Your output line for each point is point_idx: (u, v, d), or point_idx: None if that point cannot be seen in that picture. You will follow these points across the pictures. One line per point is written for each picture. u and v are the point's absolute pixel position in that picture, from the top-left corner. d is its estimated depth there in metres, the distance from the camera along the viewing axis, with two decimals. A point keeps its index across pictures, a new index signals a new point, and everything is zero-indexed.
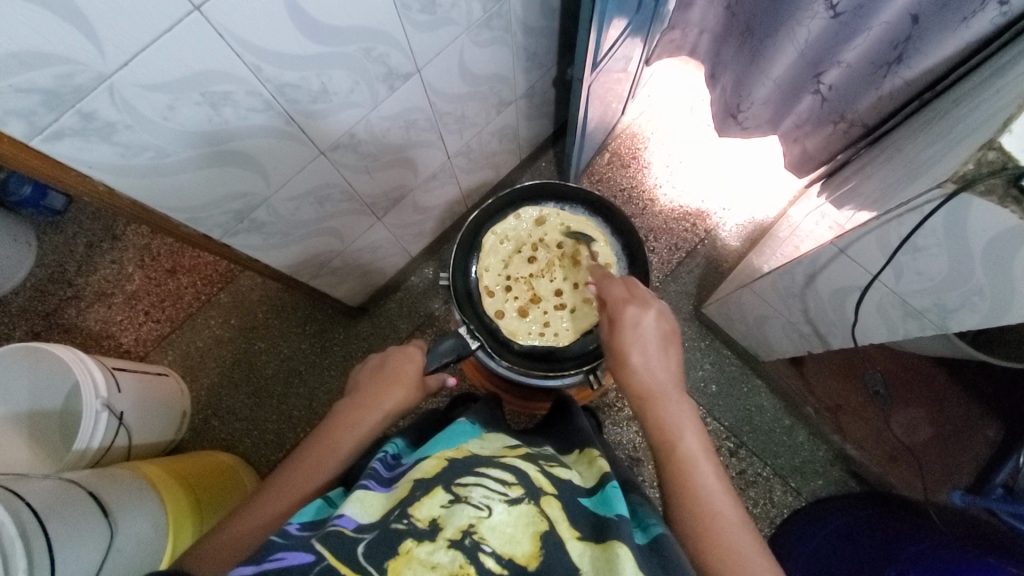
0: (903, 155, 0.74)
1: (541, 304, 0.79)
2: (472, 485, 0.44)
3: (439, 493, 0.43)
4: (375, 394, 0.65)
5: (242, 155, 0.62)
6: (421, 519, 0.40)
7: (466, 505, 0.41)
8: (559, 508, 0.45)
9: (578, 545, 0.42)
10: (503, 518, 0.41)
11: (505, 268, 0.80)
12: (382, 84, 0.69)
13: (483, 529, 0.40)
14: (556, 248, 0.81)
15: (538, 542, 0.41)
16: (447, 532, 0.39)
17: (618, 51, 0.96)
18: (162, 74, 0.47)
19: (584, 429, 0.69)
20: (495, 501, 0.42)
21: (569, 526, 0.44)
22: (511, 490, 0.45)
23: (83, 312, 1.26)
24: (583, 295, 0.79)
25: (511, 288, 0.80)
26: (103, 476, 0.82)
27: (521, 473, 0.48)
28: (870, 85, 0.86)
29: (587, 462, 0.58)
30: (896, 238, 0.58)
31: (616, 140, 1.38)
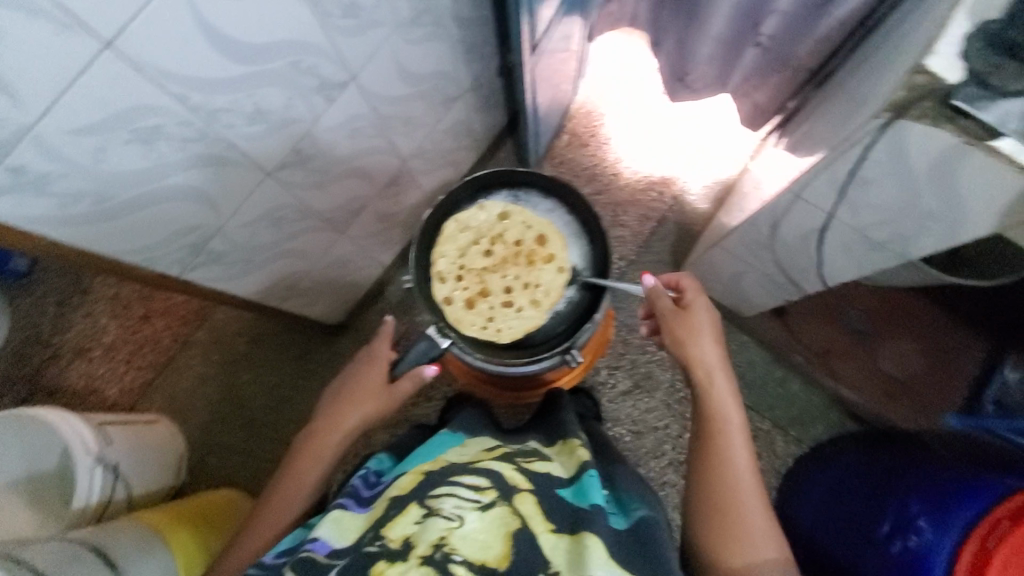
0: (843, 93, 0.75)
1: (493, 297, 0.75)
2: (444, 497, 0.45)
3: (414, 510, 0.44)
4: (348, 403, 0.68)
5: (185, 187, 0.61)
6: (394, 539, 0.42)
7: (438, 518, 0.43)
8: (533, 502, 0.46)
9: (552, 538, 0.44)
10: (475, 525, 0.43)
11: (462, 256, 0.75)
12: (320, 95, 0.68)
13: (454, 539, 0.41)
14: (514, 244, 0.75)
15: (509, 541, 0.42)
16: (419, 549, 0.41)
17: (556, 31, 0.96)
18: (86, 116, 0.46)
19: (567, 420, 0.68)
20: (467, 510, 0.43)
21: (542, 519, 0.45)
22: (483, 495, 0.45)
23: (64, 371, 1.24)
24: (532, 296, 0.74)
25: (463, 277, 0.75)
26: (107, 530, 0.82)
27: (495, 474, 0.48)
28: (806, 28, 0.87)
29: (569, 452, 0.58)
30: (844, 174, 0.58)
31: (573, 120, 1.37)
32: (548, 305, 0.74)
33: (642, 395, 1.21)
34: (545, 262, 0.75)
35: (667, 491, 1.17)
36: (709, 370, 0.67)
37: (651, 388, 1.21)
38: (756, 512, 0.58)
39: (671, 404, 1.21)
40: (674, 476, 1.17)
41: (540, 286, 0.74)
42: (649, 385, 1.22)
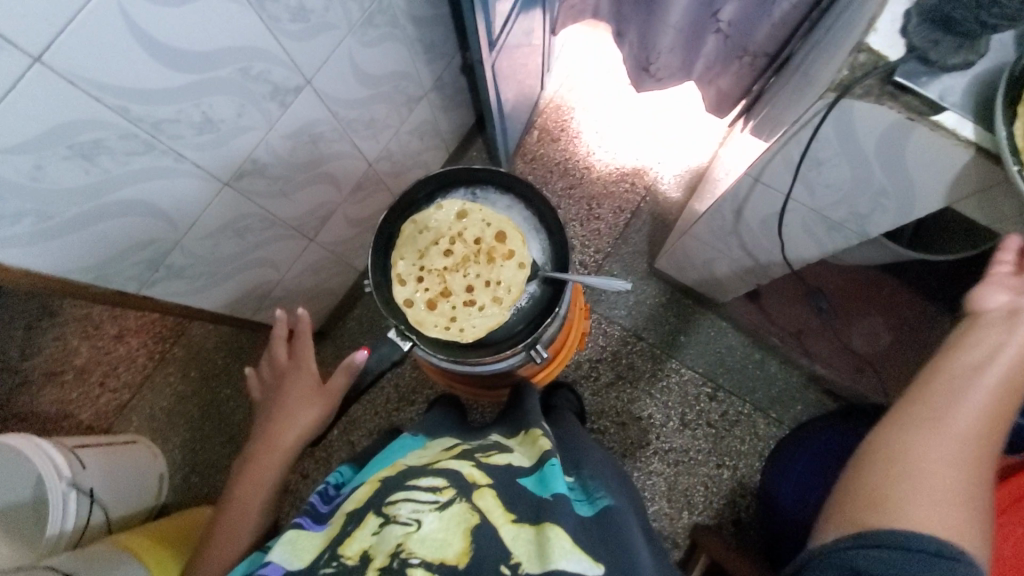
0: (799, 76, 0.75)
1: (455, 296, 0.72)
2: (401, 503, 0.44)
3: (370, 521, 0.43)
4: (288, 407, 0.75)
5: (134, 202, 0.59)
6: (351, 556, 0.41)
7: (395, 525, 0.42)
8: (493, 496, 0.47)
9: (512, 528, 0.44)
10: (434, 526, 0.42)
11: (421, 258, 0.73)
12: (273, 102, 0.67)
13: (413, 544, 0.41)
14: (474, 242, 0.73)
15: (469, 538, 0.42)
16: (377, 561, 0.40)
17: (516, 26, 0.96)
18: (18, 134, 0.45)
19: (532, 411, 0.69)
20: (425, 513, 0.43)
21: (503, 511, 0.45)
22: (442, 495, 0.45)
23: (36, 396, 1.21)
24: (494, 293, 0.72)
25: (423, 278, 0.73)
26: (84, 555, 0.81)
27: (454, 473, 0.48)
28: (762, 13, 0.87)
29: (530, 441, 0.58)
30: (797, 153, 0.58)
31: (542, 115, 1.37)
32: (510, 302, 0.72)
33: (624, 387, 1.21)
34: (505, 259, 0.73)
35: (653, 480, 1.17)
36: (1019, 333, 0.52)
37: (633, 379, 1.22)
38: (951, 483, 0.45)
39: (653, 393, 1.21)
40: (660, 464, 1.17)
41: (502, 283, 0.72)
42: (631, 376, 1.22)
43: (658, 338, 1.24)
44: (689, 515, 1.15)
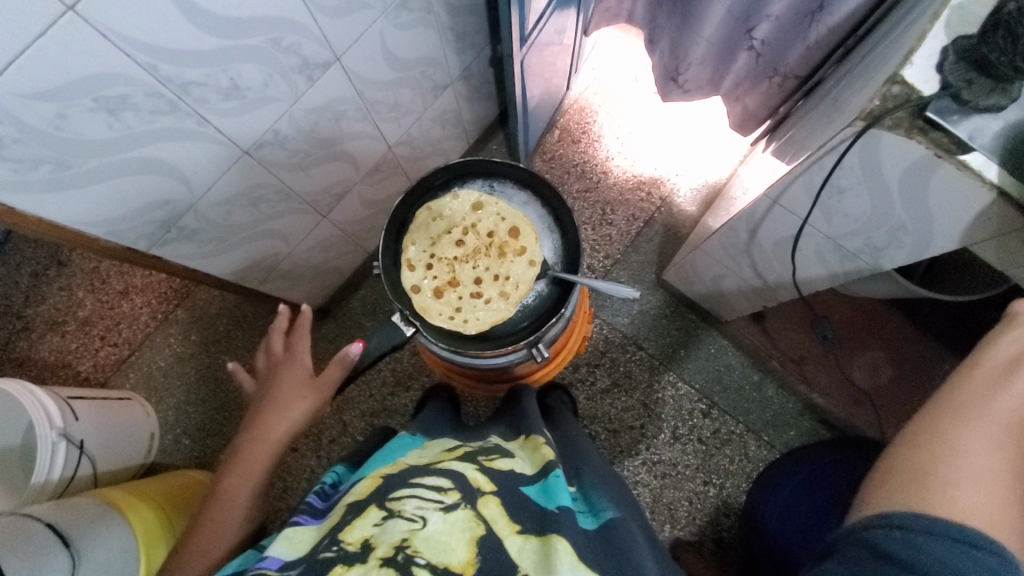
0: (828, 102, 0.75)
1: (461, 287, 0.73)
2: (405, 499, 0.47)
3: (372, 514, 0.46)
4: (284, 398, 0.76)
5: (154, 161, 0.60)
6: (351, 542, 0.43)
7: (399, 519, 0.44)
8: (497, 506, 0.49)
9: (518, 539, 0.46)
10: (438, 526, 0.44)
11: (433, 245, 0.73)
12: (300, 75, 0.67)
13: (416, 540, 0.43)
14: (486, 235, 0.73)
15: (474, 546, 0.44)
16: (378, 551, 0.42)
17: (549, 23, 0.96)
18: (45, 81, 0.45)
19: (528, 414, 0.71)
20: (429, 511, 0.45)
21: (508, 521, 0.47)
22: (446, 496, 0.47)
23: (36, 343, 1.22)
24: (502, 288, 0.72)
25: (432, 266, 0.73)
26: (65, 506, 0.83)
27: (458, 476, 0.51)
28: (798, 36, 0.87)
29: (532, 448, 0.62)
30: (819, 180, 0.57)
31: (565, 116, 1.37)
32: (516, 298, 0.72)
33: (621, 394, 1.21)
34: (516, 255, 0.73)
35: (639, 490, 1.17)
36: None
37: (629, 388, 1.22)
38: (982, 465, 0.45)
39: (649, 404, 1.21)
40: (648, 475, 1.17)
41: (511, 278, 0.72)
42: (627, 385, 1.22)
43: (658, 349, 1.23)
44: (671, 529, 1.15)
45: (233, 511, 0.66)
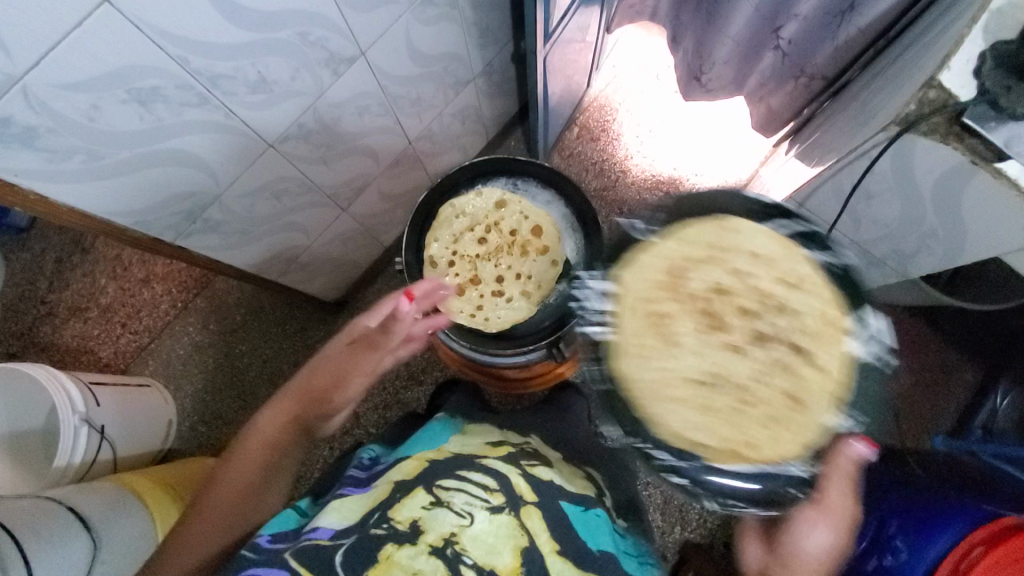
0: (856, 105, 0.74)
1: (671, 291, 0.62)
2: (453, 492, 0.57)
3: (421, 495, 0.57)
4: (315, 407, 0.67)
5: (182, 154, 0.60)
6: (402, 520, 0.55)
7: (449, 511, 0.55)
8: (538, 518, 0.59)
9: (557, 559, 0.57)
10: (484, 527, 0.55)
11: (455, 242, 0.76)
12: (325, 69, 0.67)
13: (463, 537, 0.54)
14: (509, 234, 0.76)
15: (518, 556, 0.55)
16: (429, 537, 0.53)
17: (573, 21, 0.95)
18: (79, 72, 0.45)
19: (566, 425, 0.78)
20: (477, 510, 0.56)
21: (548, 538, 0.58)
22: (492, 497, 0.58)
23: (59, 329, 1.25)
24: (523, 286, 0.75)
25: (455, 263, 0.75)
26: (85, 488, 0.84)
27: (502, 479, 0.61)
28: (826, 36, 0.85)
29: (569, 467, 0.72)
30: (848, 185, 0.58)
31: (585, 113, 1.36)
32: (537, 297, 0.75)
33: None
34: (538, 254, 0.76)
35: (650, 491, 1.16)
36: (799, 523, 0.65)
37: None
38: None
39: None
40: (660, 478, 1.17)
41: (532, 277, 0.75)
42: None
43: None
44: (681, 531, 1.15)
45: (229, 531, 0.65)
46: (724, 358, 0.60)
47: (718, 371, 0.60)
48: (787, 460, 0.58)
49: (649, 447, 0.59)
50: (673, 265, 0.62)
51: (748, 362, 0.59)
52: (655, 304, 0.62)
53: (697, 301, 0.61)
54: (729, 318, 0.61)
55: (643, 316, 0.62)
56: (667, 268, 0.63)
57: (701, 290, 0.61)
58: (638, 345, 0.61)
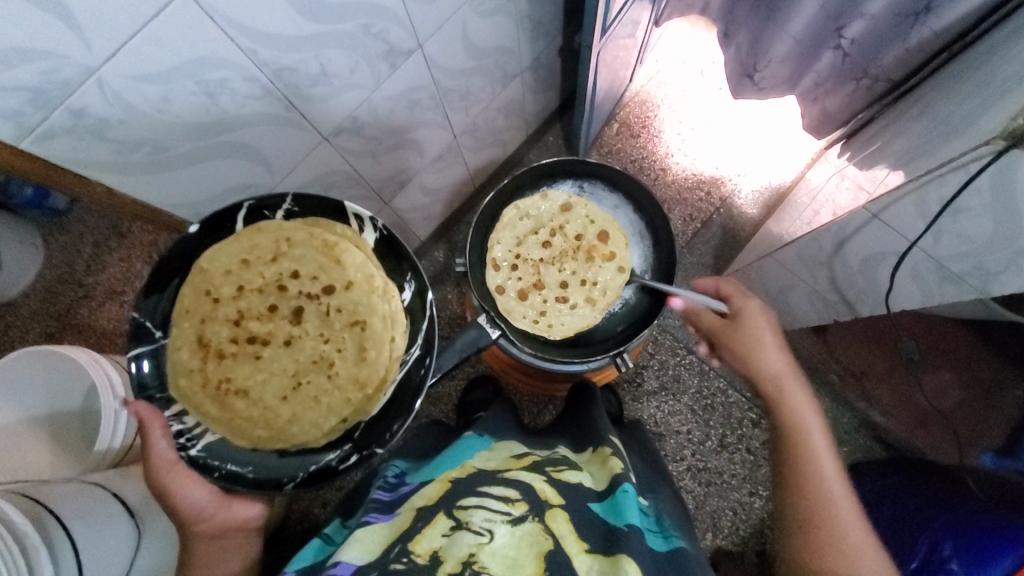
0: (932, 114, 0.71)
1: (207, 367, 0.62)
2: (473, 510, 0.50)
3: (440, 523, 0.49)
4: (208, 521, 0.63)
5: (242, 147, 0.60)
6: (422, 554, 0.46)
7: (466, 532, 0.47)
8: (565, 521, 0.51)
9: (586, 559, 0.49)
10: (505, 540, 0.47)
11: (519, 245, 0.78)
12: (383, 62, 0.65)
13: (482, 556, 0.45)
14: (575, 239, 0.78)
15: (541, 561, 0.46)
16: (447, 565, 0.45)
17: (626, 15, 0.92)
18: (154, 63, 0.44)
19: (598, 421, 0.75)
20: (497, 524, 0.49)
21: (576, 539, 0.50)
22: (514, 509, 0.51)
23: (96, 312, 1.23)
24: (588, 294, 0.77)
25: (518, 267, 0.78)
26: (124, 474, 0.84)
27: (524, 488, 0.54)
28: (895, 38, 0.82)
29: (599, 462, 0.65)
30: (936, 203, 0.56)
31: (625, 109, 1.32)
32: (603, 304, 0.77)
33: (666, 398, 1.19)
34: (605, 260, 0.78)
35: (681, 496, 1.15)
36: (778, 378, 0.66)
37: (676, 391, 1.19)
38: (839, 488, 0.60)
39: (697, 410, 1.18)
40: (692, 482, 1.15)
41: (598, 283, 0.77)
42: (675, 388, 1.20)
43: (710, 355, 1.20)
44: (712, 537, 1.14)
45: None
46: (244, 366, 0.63)
47: (302, 368, 0.64)
48: (398, 355, 0.65)
49: (246, 471, 0.62)
50: (192, 320, 0.63)
51: (310, 342, 0.65)
52: (214, 374, 0.63)
53: (231, 345, 0.63)
54: (245, 321, 0.64)
55: (207, 398, 0.62)
56: (200, 334, 0.63)
57: (188, 343, 0.63)
58: (235, 421, 0.62)
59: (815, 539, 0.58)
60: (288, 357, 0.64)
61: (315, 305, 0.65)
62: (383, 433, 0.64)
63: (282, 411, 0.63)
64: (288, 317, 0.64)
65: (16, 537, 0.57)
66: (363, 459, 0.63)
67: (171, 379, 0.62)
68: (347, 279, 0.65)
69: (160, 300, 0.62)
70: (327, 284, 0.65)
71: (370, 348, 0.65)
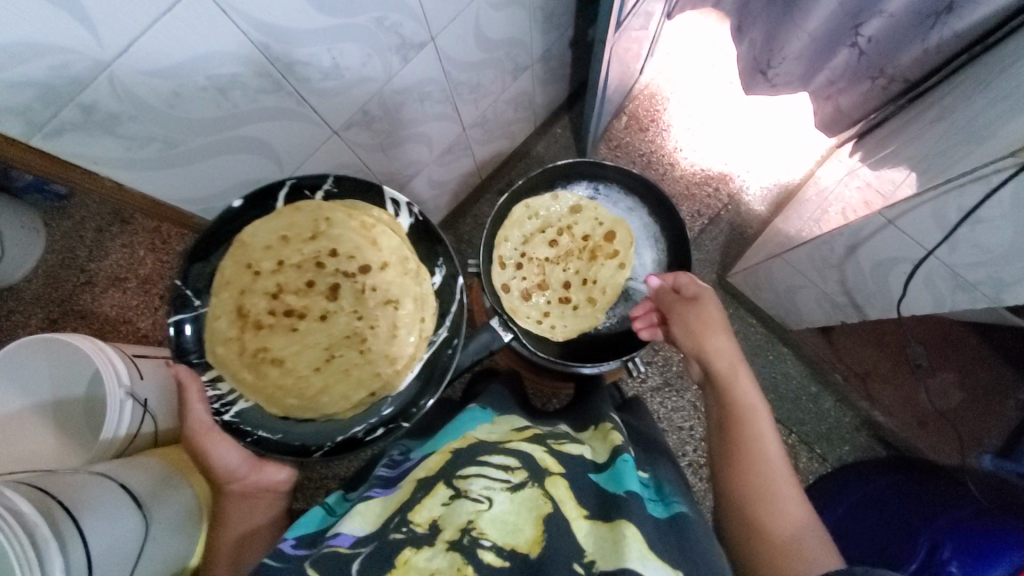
0: (950, 119, 0.70)
1: (244, 336, 0.63)
2: (473, 478, 0.46)
3: (439, 492, 0.46)
4: (240, 482, 0.70)
5: (252, 141, 0.59)
6: (420, 523, 0.43)
7: (465, 499, 0.44)
8: (565, 487, 0.48)
9: (585, 524, 0.45)
10: (505, 507, 0.44)
11: (526, 244, 0.79)
12: (396, 55, 0.64)
13: (482, 523, 0.42)
14: (581, 239, 0.80)
15: (541, 525, 0.43)
16: (446, 533, 0.42)
17: (640, 8, 0.91)
18: (166, 59, 0.43)
19: (601, 407, 0.74)
20: (497, 491, 0.45)
21: (575, 505, 0.47)
22: (514, 476, 0.47)
23: (99, 298, 1.21)
24: (589, 294, 0.79)
25: (523, 266, 0.79)
26: (130, 464, 0.84)
27: (525, 457, 0.51)
28: (914, 38, 0.80)
29: (601, 436, 0.63)
30: (955, 213, 0.55)
31: (635, 102, 1.30)
32: (606, 305, 0.79)
33: (670, 394, 1.19)
34: (609, 259, 0.79)
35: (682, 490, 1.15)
36: (727, 365, 0.62)
37: (679, 388, 1.19)
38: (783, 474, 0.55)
39: (699, 406, 1.19)
40: (694, 478, 1.15)
41: (598, 283, 0.80)
42: (678, 385, 1.20)
43: None
44: None
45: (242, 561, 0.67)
46: (280, 338, 0.64)
47: (334, 342, 0.64)
48: (427, 335, 0.65)
49: (274, 436, 0.62)
50: (232, 291, 0.63)
51: (344, 317, 0.65)
52: (251, 344, 0.63)
53: (268, 317, 0.64)
54: (282, 295, 0.64)
55: (242, 366, 0.62)
56: (239, 305, 0.63)
57: (226, 314, 0.63)
58: (267, 390, 0.62)
59: (755, 522, 0.53)
60: (322, 331, 0.64)
61: (350, 283, 0.65)
62: (410, 402, 0.64)
63: (313, 382, 0.63)
64: (324, 293, 0.64)
65: (26, 528, 0.57)
66: (390, 430, 0.63)
67: (208, 346, 0.62)
68: (381, 260, 0.65)
69: (204, 268, 0.62)
70: (362, 262, 0.65)
71: (401, 328, 0.64)
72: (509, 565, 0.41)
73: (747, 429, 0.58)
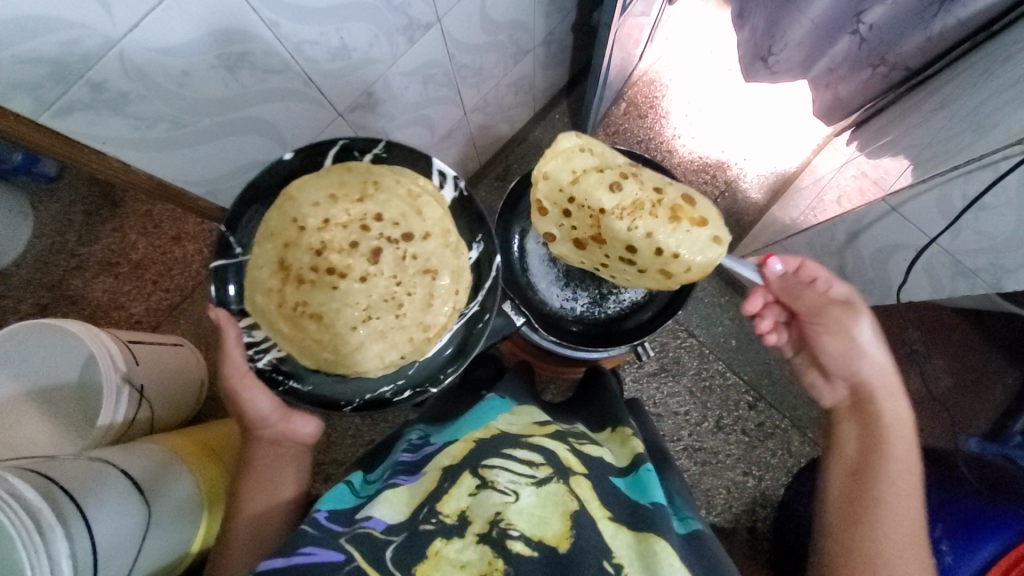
0: (952, 107, 0.71)
1: (285, 289, 0.60)
2: (497, 470, 0.46)
3: (466, 481, 0.46)
4: (270, 429, 0.67)
5: (258, 122, 0.58)
6: (449, 514, 0.43)
7: (492, 491, 0.44)
8: (588, 486, 0.49)
9: (610, 525, 0.46)
10: (531, 501, 0.44)
11: (577, 184, 0.65)
12: (403, 36, 0.63)
13: (510, 514, 0.42)
14: (653, 193, 0.63)
15: (568, 521, 0.43)
16: (475, 525, 0.42)
17: None
18: (176, 35, 0.42)
19: (613, 407, 0.76)
20: (522, 485, 0.45)
21: (598, 505, 0.48)
22: (538, 471, 0.47)
23: (89, 283, 1.18)
24: (662, 265, 0.64)
25: (571, 213, 0.66)
26: (129, 451, 0.83)
27: (549, 454, 0.51)
28: (916, 25, 0.81)
29: (619, 440, 0.65)
30: (960, 200, 0.56)
31: (633, 88, 1.30)
32: (678, 277, 0.65)
33: (667, 379, 1.21)
34: (690, 225, 0.62)
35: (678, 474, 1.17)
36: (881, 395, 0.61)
37: (676, 373, 1.21)
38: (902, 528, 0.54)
39: (694, 391, 1.20)
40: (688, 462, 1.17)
41: (677, 254, 0.62)
42: (674, 370, 1.21)
43: (710, 338, 1.22)
44: (707, 514, 1.16)
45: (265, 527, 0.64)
46: (319, 294, 0.60)
47: (374, 304, 0.61)
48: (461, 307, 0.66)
49: (305, 388, 0.64)
50: (275, 243, 0.61)
51: (384, 281, 0.61)
52: (290, 298, 0.60)
53: (310, 273, 0.60)
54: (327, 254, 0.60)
55: (280, 317, 0.61)
56: (282, 258, 0.60)
57: (268, 264, 0.61)
58: (304, 343, 0.61)
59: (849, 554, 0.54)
60: (364, 292, 0.60)
61: (394, 249, 0.62)
62: (438, 371, 0.66)
63: (350, 340, 0.60)
64: (367, 255, 0.60)
65: (31, 515, 0.57)
66: (418, 392, 0.65)
67: (247, 294, 0.61)
68: (426, 230, 0.64)
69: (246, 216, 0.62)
70: (407, 229, 0.63)
71: (437, 299, 0.64)
72: (537, 557, 0.40)
73: (885, 477, 0.57)
